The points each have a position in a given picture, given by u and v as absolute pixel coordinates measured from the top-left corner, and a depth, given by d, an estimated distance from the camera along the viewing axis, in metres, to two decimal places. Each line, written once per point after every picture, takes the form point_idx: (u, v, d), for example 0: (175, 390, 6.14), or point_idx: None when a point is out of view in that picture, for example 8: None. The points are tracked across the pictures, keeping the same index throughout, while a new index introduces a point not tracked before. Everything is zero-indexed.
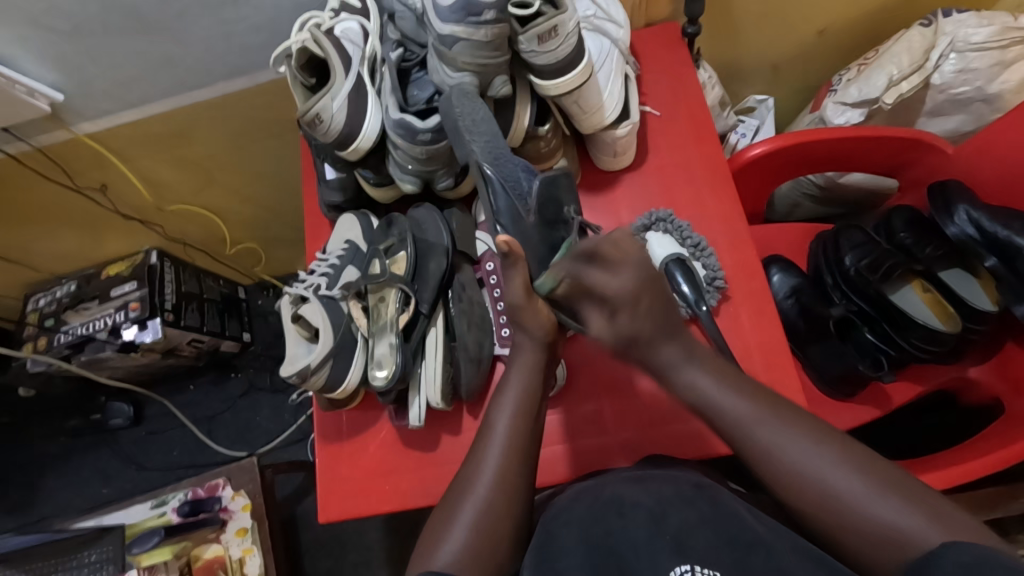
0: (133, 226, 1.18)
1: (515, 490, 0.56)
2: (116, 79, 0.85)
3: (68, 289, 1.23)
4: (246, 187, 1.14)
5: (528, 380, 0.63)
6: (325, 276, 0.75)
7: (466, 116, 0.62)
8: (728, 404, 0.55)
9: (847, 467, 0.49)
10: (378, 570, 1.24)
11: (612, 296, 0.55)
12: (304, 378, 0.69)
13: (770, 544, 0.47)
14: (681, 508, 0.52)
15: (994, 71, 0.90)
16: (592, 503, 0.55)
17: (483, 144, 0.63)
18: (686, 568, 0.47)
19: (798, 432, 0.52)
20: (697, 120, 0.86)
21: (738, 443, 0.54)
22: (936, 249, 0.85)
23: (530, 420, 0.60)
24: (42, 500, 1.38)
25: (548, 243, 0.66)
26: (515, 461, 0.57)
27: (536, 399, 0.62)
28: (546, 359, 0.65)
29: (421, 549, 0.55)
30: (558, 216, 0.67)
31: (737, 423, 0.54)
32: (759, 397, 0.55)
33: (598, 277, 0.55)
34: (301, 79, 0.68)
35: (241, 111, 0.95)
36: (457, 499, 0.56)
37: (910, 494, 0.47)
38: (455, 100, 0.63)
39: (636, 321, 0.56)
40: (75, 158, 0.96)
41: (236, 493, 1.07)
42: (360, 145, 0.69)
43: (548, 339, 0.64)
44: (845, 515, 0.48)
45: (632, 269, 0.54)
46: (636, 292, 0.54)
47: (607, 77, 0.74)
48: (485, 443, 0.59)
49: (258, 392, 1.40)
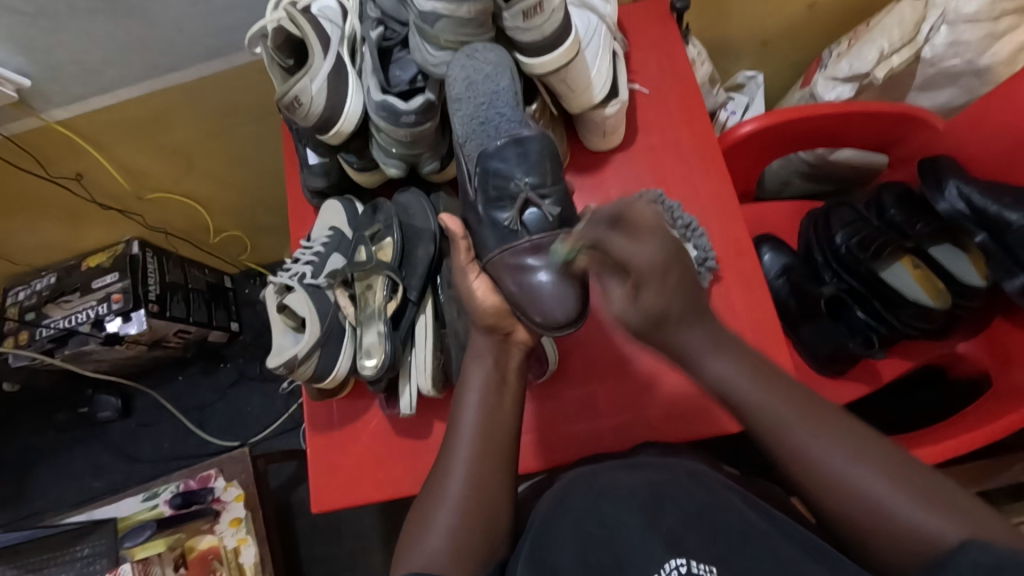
0: (113, 216, 1.15)
1: (496, 483, 0.55)
2: (85, 63, 0.82)
3: (48, 281, 1.20)
4: (227, 174, 1.11)
5: (489, 371, 0.59)
6: (311, 264, 0.73)
7: (458, 82, 0.59)
8: (767, 415, 0.51)
9: (882, 474, 0.47)
10: (375, 554, 1.25)
11: (635, 268, 0.50)
12: (292, 369, 0.68)
13: (765, 535, 0.48)
14: (674, 503, 0.51)
15: (985, 43, 0.87)
16: (587, 493, 0.55)
17: (472, 108, 0.60)
18: (682, 561, 0.45)
19: (831, 438, 0.49)
20: (687, 98, 0.84)
21: (773, 445, 0.51)
22: (927, 225, 0.84)
23: (497, 411, 0.57)
24: (32, 496, 1.36)
25: (496, 225, 0.63)
26: (491, 462, 0.55)
27: (496, 383, 0.59)
28: (498, 342, 0.61)
29: (403, 544, 0.54)
30: (505, 192, 0.61)
31: (772, 421, 0.51)
32: (792, 394, 0.51)
33: (622, 244, 0.50)
34: (278, 60, 0.66)
35: (219, 94, 0.92)
36: (432, 500, 0.55)
37: (942, 500, 0.45)
38: (457, 62, 0.59)
39: (663, 295, 0.51)
40: (47, 146, 0.93)
41: (229, 484, 1.05)
42: (342, 128, 0.67)
43: (490, 325, 0.60)
44: (885, 524, 0.46)
45: (658, 240, 0.50)
46: (663, 262, 0.50)
47: (595, 54, 0.72)
48: (452, 445, 0.56)
49: (248, 381, 1.39)
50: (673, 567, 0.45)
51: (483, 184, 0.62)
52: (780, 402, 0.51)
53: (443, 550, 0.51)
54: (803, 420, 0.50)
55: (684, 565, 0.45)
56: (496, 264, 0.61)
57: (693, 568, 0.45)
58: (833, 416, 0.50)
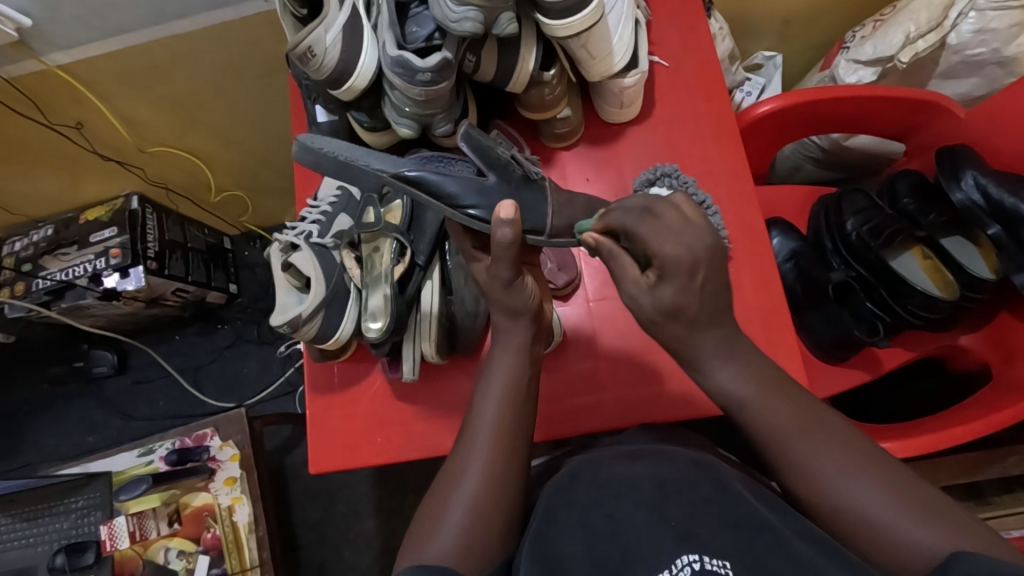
0: (112, 168, 1.12)
1: (512, 467, 0.54)
2: (89, 5, 0.78)
3: (45, 233, 1.18)
4: (233, 132, 1.09)
5: (519, 363, 0.59)
6: (317, 224, 0.72)
7: (341, 150, 0.59)
8: (765, 426, 0.52)
9: (884, 491, 0.46)
10: (366, 519, 1.26)
11: (662, 259, 0.48)
12: (295, 328, 0.67)
13: (778, 530, 0.46)
14: (685, 494, 0.51)
15: (1013, 32, 0.86)
16: (592, 484, 0.55)
17: (379, 162, 0.59)
18: (694, 558, 0.44)
19: (836, 452, 0.49)
20: (707, 72, 0.82)
21: (769, 454, 0.52)
22: (941, 215, 0.84)
23: (521, 404, 0.57)
24: (26, 446, 1.37)
25: (519, 188, 0.61)
26: (508, 447, 0.55)
27: (526, 379, 0.59)
28: (533, 335, 0.60)
29: (414, 536, 0.52)
30: (503, 160, 0.60)
31: (772, 433, 0.51)
32: (806, 409, 0.52)
33: (654, 234, 0.48)
34: (292, 10, 0.63)
35: (226, 46, 0.89)
36: (445, 491, 0.54)
37: (944, 518, 0.44)
38: (316, 143, 0.58)
39: (685, 291, 0.49)
40: (48, 91, 0.90)
41: (224, 443, 1.05)
42: (355, 83, 0.65)
43: (535, 309, 0.60)
44: (881, 542, 0.45)
45: (693, 235, 0.48)
46: (692, 258, 0.48)
47: (618, 20, 0.69)
48: (472, 430, 0.56)
49: (246, 343, 1.38)
50: (686, 563, 0.44)
51: (486, 163, 0.59)
52: (783, 412, 0.52)
53: (454, 546, 0.50)
54: (804, 433, 0.50)
55: (697, 562, 0.44)
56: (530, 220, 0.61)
57: (707, 565, 0.44)
58: (837, 425, 0.51)
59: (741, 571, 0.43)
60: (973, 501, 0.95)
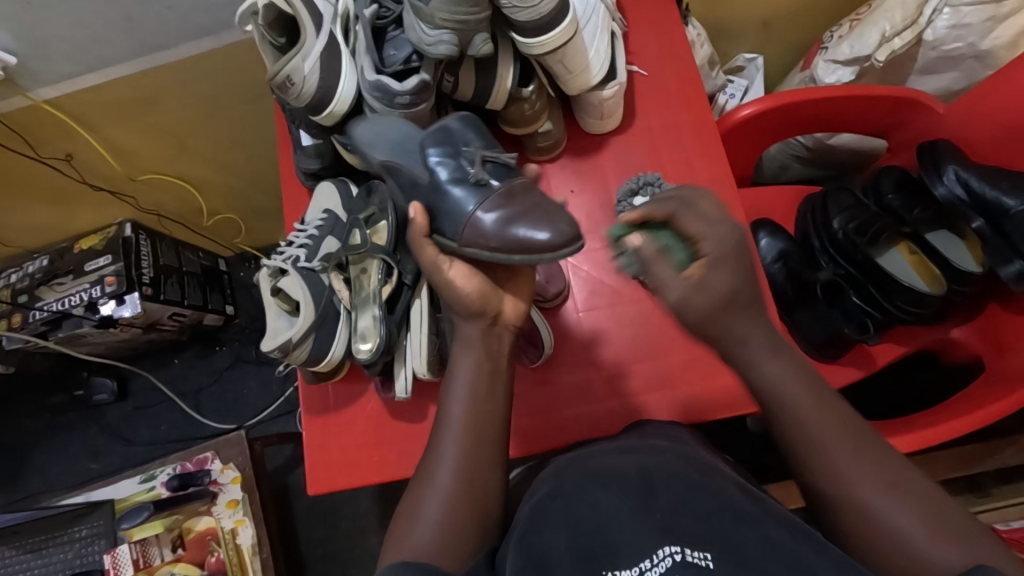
0: (104, 197, 1.13)
1: (481, 469, 0.54)
2: (74, 40, 0.80)
3: (41, 263, 1.19)
4: (221, 156, 1.10)
5: (481, 358, 0.57)
6: (304, 247, 0.72)
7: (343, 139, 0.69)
8: (799, 428, 0.50)
9: (909, 508, 0.45)
10: (371, 535, 1.26)
11: (708, 249, 0.49)
12: (287, 352, 0.68)
13: (761, 523, 0.46)
14: (669, 485, 0.51)
15: (987, 26, 0.86)
16: (580, 476, 0.55)
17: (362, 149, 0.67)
18: (676, 549, 0.44)
19: (859, 460, 0.48)
20: (685, 79, 0.83)
21: (801, 458, 0.50)
22: (924, 210, 0.85)
23: (491, 402, 0.56)
24: (30, 477, 1.37)
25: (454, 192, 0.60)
26: (475, 452, 0.54)
27: (490, 375, 0.57)
28: (489, 329, 0.58)
29: (393, 535, 0.53)
30: (459, 159, 0.60)
31: (804, 436, 0.50)
32: (831, 414, 0.50)
33: (694, 225, 0.51)
34: (269, 39, 0.64)
35: (209, 74, 0.90)
36: (420, 491, 0.54)
37: (954, 530, 0.44)
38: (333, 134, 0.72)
39: (729, 287, 0.49)
40: (37, 126, 0.91)
41: (225, 466, 1.05)
42: (335, 109, 0.66)
43: (477, 309, 0.57)
44: (902, 557, 0.44)
45: (722, 233, 0.50)
46: (728, 252, 0.49)
47: (593, 34, 0.70)
48: (442, 432, 0.55)
49: (245, 364, 1.38)
50: (667, 554, 0.44)
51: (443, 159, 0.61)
52: (812, 415, 0.50)
53: (433, 543, 0.50)
54: (832, 438, 0.49)
55: (678, 553, 0.44)
56: (469, 227, 0.58)
57: (688, 556, 0.44)
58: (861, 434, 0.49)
59: (723, 565, 0.43)
60: (973, 493, 0.95)
